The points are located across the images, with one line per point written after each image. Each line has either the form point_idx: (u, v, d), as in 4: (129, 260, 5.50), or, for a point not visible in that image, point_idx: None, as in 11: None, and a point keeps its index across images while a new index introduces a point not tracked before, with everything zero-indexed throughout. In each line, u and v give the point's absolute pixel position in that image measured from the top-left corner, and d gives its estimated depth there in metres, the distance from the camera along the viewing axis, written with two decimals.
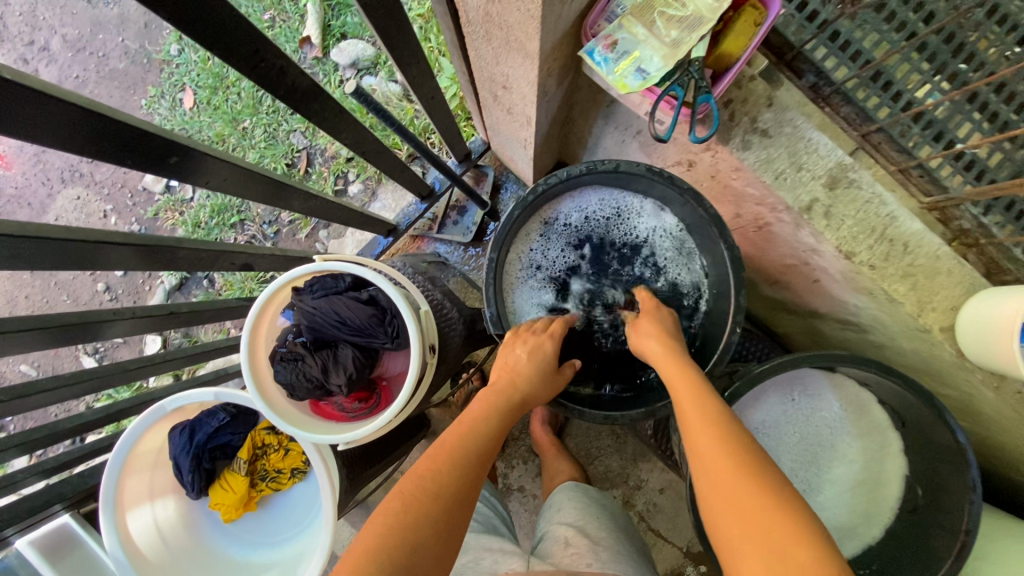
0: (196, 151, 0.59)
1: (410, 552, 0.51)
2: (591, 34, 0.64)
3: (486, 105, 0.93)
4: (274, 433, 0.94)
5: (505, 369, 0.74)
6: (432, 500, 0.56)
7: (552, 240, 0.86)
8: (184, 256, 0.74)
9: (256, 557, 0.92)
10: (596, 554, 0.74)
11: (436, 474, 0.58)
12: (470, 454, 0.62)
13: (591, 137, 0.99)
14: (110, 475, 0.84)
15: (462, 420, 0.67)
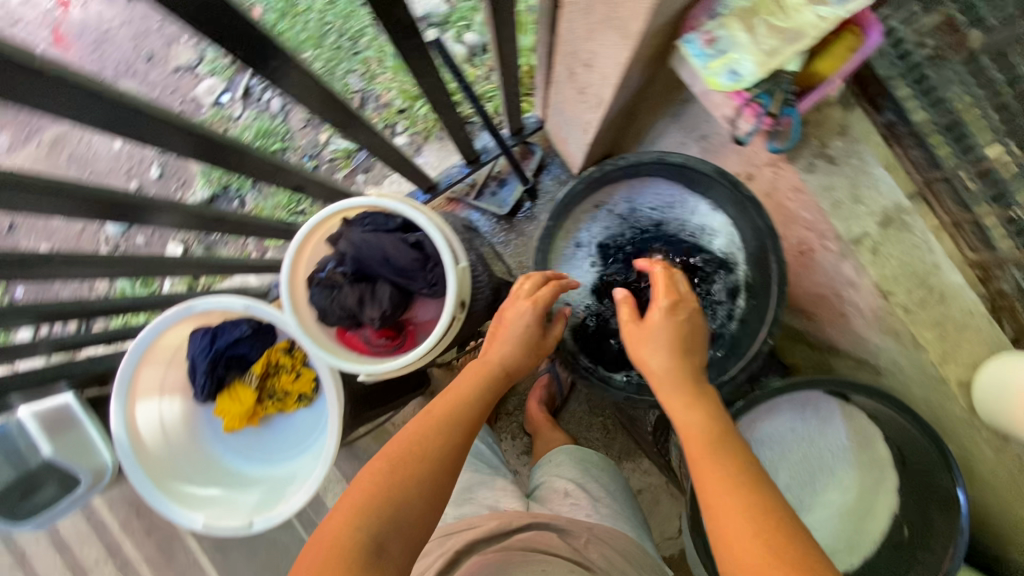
0: (292, 60, 0.60)
1: (398, 511, 0.57)
2: (690, 26, 0.65)
3: (558, 83, 0.95)
4: (289, 355, 0.96)
5: (495, 337, 0.73)
6: (417, 461, 0.60)
7: (604, 220, 0.88)
8: (251, 162, 0.76)
9: (247, 471, 0.95)
10: (595, 508, 0.88)
11: (423, 440, 0.62)
12: (459, 419, 0.65)
13: (651, 135, 1.00)
14: (128, 361, 0.86)
15: (455, 387, 0.69)
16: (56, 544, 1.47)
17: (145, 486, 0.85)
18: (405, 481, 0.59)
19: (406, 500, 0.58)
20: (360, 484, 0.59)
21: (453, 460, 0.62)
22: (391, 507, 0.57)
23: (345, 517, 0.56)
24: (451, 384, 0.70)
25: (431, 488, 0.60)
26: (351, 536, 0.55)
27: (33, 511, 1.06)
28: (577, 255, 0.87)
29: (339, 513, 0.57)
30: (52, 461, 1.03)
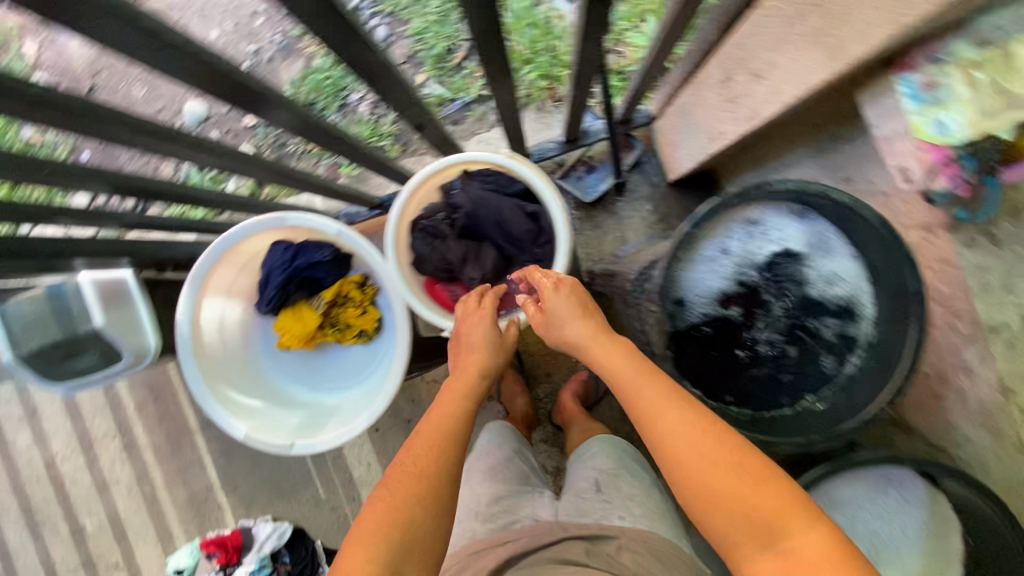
0: None
1: (408, 529, 0.62)
2: (906, 65, 0.66)
3: (699, 85, 0.91)
4: (360, 290, 0.95)
5: (466, 348, 0.81)
6: (418, 480, 0.65)
7: (755, 241, 0.88)
8: (397, 93, 0.72)
9: (293, 392, 0.95)
10: (628, 509, 0.87)
11: (418, 460, 0.68)
12: (449, 433, 0.71)
13: (776, 161, 0.97)
14: (209, 258, 0.85)
15: (440, 404, 0.75)
16: (68, 408, 1.49)
17: (197, 384, 0.85)
18: (407, 500, 0.64)
19: (413, 517, 0.63)
20: (372, 511, 0.64)
21: (449, 467, 0.68)
22: (403, 524, 0.62)
23: (364, 543, 0.61)
24: (437, 400, 0.76)
25: (437, 500, 0.65)
26: (371, 562, 0.59)
27: (68, 378, 1.04)
28: (713, 263, 0.90)
29: (356, 539, 0.62)
30: (99, 331, 1.02)
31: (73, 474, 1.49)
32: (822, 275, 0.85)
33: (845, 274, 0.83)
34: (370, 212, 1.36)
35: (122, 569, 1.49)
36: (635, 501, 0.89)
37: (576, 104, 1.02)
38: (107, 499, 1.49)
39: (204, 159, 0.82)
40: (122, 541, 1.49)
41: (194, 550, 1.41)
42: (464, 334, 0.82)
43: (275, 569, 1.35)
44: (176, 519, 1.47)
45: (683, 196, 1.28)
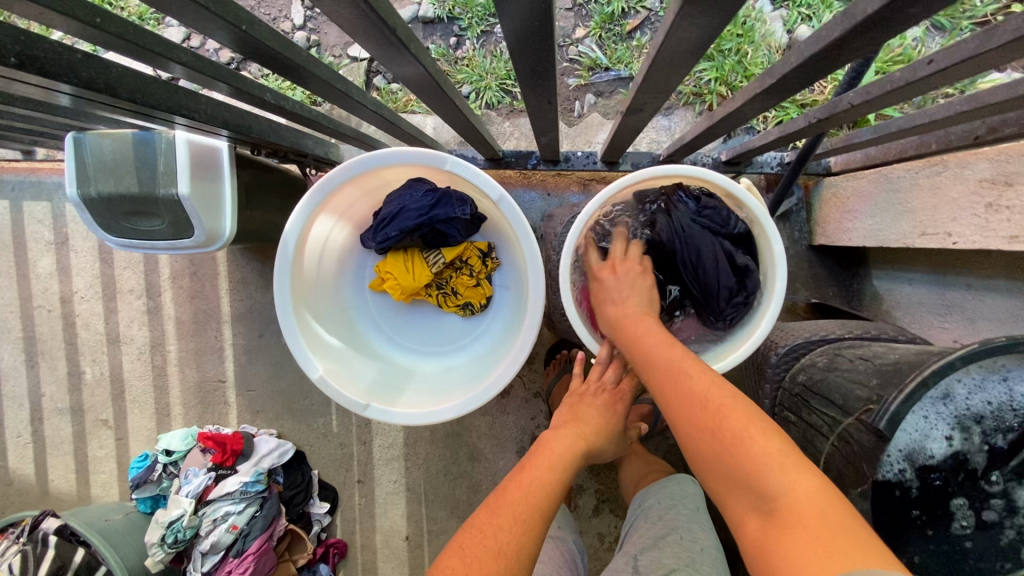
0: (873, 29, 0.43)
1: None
2: None
3: (942, 170, 0.77)
4: (482, 260, 0.84)
5: (575, 416, 0.74)
6: (496, 559, 0.54)
7: (1011, 391, 0.52)
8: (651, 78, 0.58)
9: (369, 337, 0.87)
10: None
11: (498, 531, 0.57)
12: (538, 505, 0.61)
13: (977, 283, 0.84)
14: (343, 176, 0.73)
15: (530, 466, 0.66)
16: (101, 251, 1.39)
17: (284, 308, 0.74)
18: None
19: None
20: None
21: (533, 551, 0.57)
22: None
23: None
24: (525, 463, 0.66)
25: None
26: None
27: (132, 236, 0.95)
28: (927, 404, 0.53)
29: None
30: (177, 201, 0.91)
31: (87, 319, 1.41)
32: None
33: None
34: (484, 162, 1.19)
35: (110, 429, 1.43)
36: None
37: (796, 135, 0.82)
38: (115, 355, 1.41)
39: (407, 67, 0.60)
40: (117, 402, 1.42)
41: (189, 437, 1.34)
42: (576, 408, 0.75)
43: (268, 487, 1.26)
44: (179, 399, 1.40)
45: (817, 261, 1.13)
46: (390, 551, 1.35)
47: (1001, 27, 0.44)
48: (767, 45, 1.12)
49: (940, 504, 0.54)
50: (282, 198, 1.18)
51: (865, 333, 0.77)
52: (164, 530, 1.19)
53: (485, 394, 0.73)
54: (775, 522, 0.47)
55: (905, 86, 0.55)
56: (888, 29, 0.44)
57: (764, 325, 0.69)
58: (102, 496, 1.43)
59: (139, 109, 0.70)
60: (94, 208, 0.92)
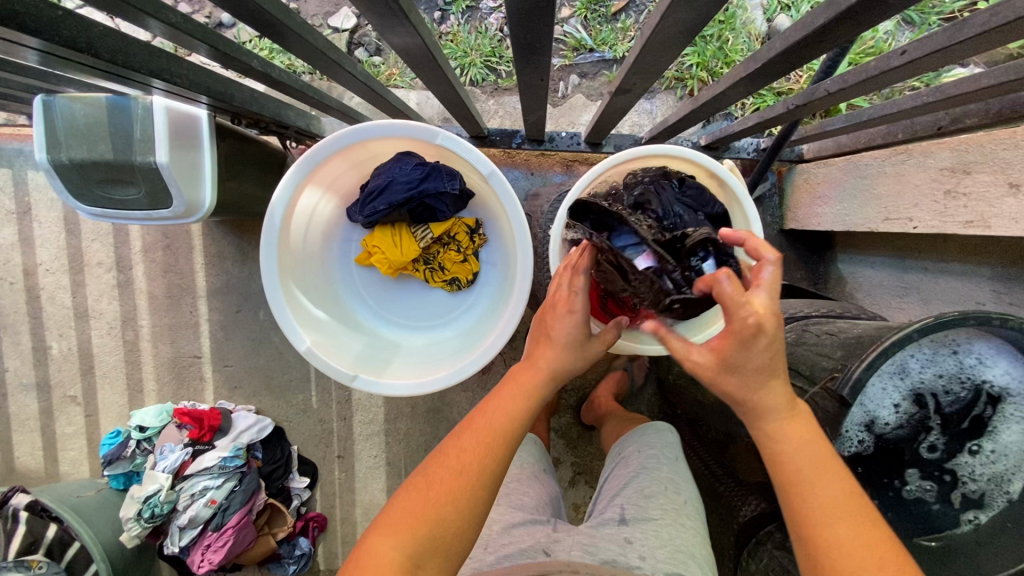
0: (856, 16, 0.46)
1: (434, 526, 0.54)
2: None
3: (907, 158, 0.82)
4: (469, 235, 0.85)
5: (547, 336, 0.64)
6: (457, 475, 0.56)
7: (954, 361, 0.60)
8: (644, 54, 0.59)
9: (354, 312, 0.87)
10: (651, 549, 0.71)
11: (463, 452, 0.57)
12: (504, 430, 0.59)
13: (932, 266, 0.89)
14: (333, 146, 0.72)
15: (507, 391, 0.61)
16: (67, 222, 1.34)
17: (271, 279, 0.74)
18: (442, 498, 0.55)
19: (442, 515, 0.54)
20: (406, 503, 0.55)
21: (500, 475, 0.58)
22: (426, 524, 0.54)
23: (392, 539, 0.53)
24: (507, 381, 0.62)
25: (476, 499, 0.56)
26: (392, 558, 0.52)
27: (107, 205, 0.92)
28: (884, 378, 0.60)
29: (384, 532, 0.54)
30: (156, 169, 0.89)
31: (52, 292, 1.37)
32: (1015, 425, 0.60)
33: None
34: (469, 140, 1.19)
35: (79, 405, 1.39)
36: (658, 534, 0.74)
37: (774, 121, 0.84)
38: (83, 329, 1.37)
39: (404, 36, 0.60)
40: (86, 377, 1.39)
41: (163, 414, 1.32)
42: (549, 326, 0.64)
43: (247, 462, 1.26)
44: (152, 375, 1.38)
45: (788, 245, 1.17)
46: (370, 524, 1.36)
47: (971, 21, 0.47)
48: (747, 32, 1.14)
49: (894, 459, 0.62)
50: (260, 171, 1.16)
51: (831, 311, 0.82)
52: (141, 505, 1.17)
53: (472, 366, 0.75)
54: None
55: (879, 75, 0.58)
56: (869, 17, 0.46)
57: None
58: (72, 473, 1.40)
59: (112, 69, 0.67)
60: (66, 175, 0.89)
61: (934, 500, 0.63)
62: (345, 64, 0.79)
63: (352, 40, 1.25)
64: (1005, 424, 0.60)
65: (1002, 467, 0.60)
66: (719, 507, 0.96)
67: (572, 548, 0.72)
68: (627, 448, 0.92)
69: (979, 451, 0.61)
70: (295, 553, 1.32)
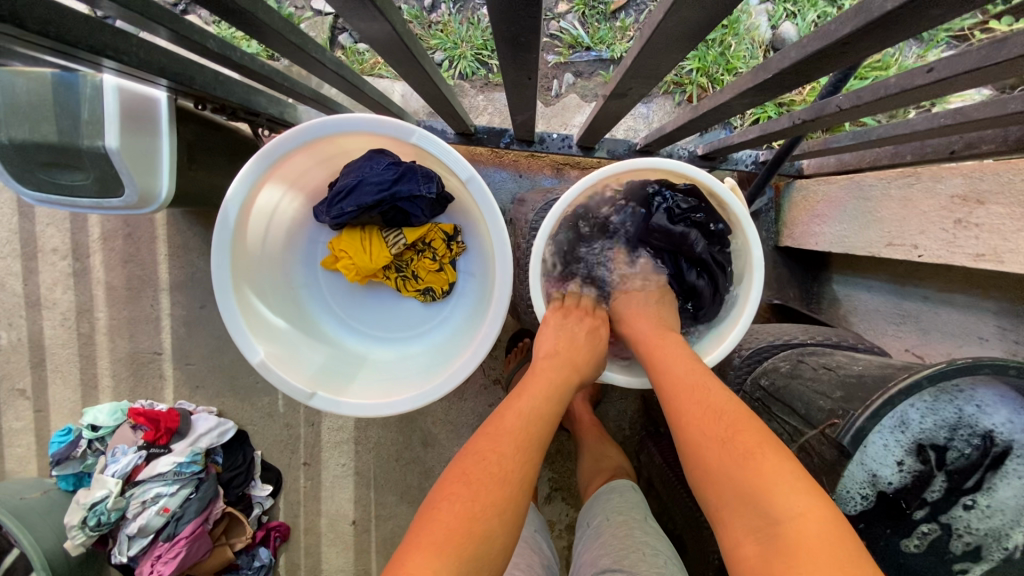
0: (888, 30, 0.41)
1: (481, 542, 0.50)
2: None
3: (915, 183, 0.77)
4: (446, 243, 0.79)
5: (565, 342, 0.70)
6: (500, 486, 0.54)
7: (956, 412, 0.58)
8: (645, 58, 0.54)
9: (319, 320, 0.81)
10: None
11: (502, 455, 0.56)
12: (541, 437, 0.59)
13: (934, 293, 0.85)
14: (297, 138, 0.65)
15: (532, 395, 0.63)
16: (21, 204, 1.25)
17: (222, 283, 0.67)
18: (488, 509, 0.52)
19: (490, 530, 0.51)
20: (445, 516, 0.51)
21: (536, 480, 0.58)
22: (477, 540, 0.49)
23: (441, 554, 0.48)
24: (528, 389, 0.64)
25: (514, 509, 0.53)
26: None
27: (50, 190, 0.84)
28: (885, 433, 0.59)
29: (425, 550, 0.48)
30: (104, 155, 0.81)
31: (2, 278, 1.28)
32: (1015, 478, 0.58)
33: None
34: (455, 137, 1.12)
35: (28, 399, 1.31)
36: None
37: (777, 135, 0.79)
38: (35, 319, 1.29)
39: (377, 25, 0.54)
40: (37, 370, 1.30)
41: (118, 412, 1.24)
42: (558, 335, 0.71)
43: (205, 468, 1.19)
44: (108, 371, 1.29)
45: (782, 262, 1.13)
46: (335, 535, 1.30)
47: (1009, 40, 0.42)
48: (750, 39, 1.09)
49: (895, 514, 0.60)
50: (229, 160, 1.08)
51: (826, 339, 0.77)
52: (87, 512, 1.10)
53: (443, 387, 0.69)
54: (778, 550, 0.44)
55: (899, 94, 0.52)
56: (902, 29, 0.40)
57: (725, 346, 0.69)
58: (18, 471, 1.32)
59: (51, 45, 0.61)
60: (7, 156, 0.80)
61: (930, 554, 0.61)
62: (317, 53, 0.73)
63: (334, 25, 1.17)
64: (1003, 475, 0.58)
65: (1000, 522, 0.59)
66: (702, 535, 0.92)
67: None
68: (597, 511, 0.84)
69: (976, 504, 0.59)
70: (254, 564, 1.25)
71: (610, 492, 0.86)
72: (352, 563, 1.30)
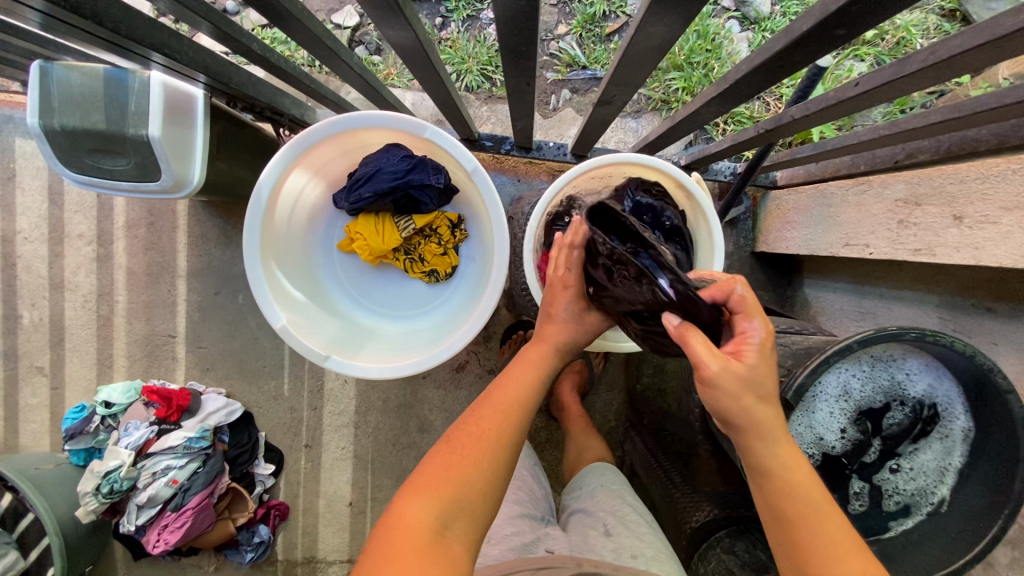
0: (820, 44, 0.51)
1: (461, 487, 0.55)
2: None
3: (867, 189, 0.87)
4: (451, 230, 0.88)
5: (550, 312, 0.70)
6: (486, 443, 0.59)
7: (888, 379, 0.65)
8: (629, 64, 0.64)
9: (333, 295, 0.89)
10: (638, 549, 0.69)
11: (487, 417, 0.61)
12: (523, 400, 0.63)
13: (887, 290, 0.94)
14: (325, 130, 0.75)
15: (521, 371, 0.66)
16: (51, 192, 1.34)
17: (253, 254, 0.76)
18: (470, 457, 0.57)
19: (467, 477, 0.56)
20: (436, 463, 0.57)
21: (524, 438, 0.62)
22: (457, 480, 0.55)
23: (424, 498, 0.54)
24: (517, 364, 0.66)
25: (498, 460, 0.58)
26: (426, 516, 0.53)
27: (94, 174, 0.93)
28: (830, 402, 0.66)
29: (412, 496, 0.55)
30: (147, 142, 0.90)
31: (29, 261, 1.36)
32: (934, 439, 0.67)
33: (955, 450, 0.66)
34: (460, 142, 1.22)
35: (45, 376, 1.38)
36: (640, 535, 0.72)
37: (746, 144, 0.89)
38: (57, 300, 1.37)
39: (403, 32, 0.64)
40: (56, 349, 1.37)
41: (132, 391, 1.31)
42: (550, 306, 0.71)
43: (212, 444, 1.25)
44: (124, 351, 1.37)
45: (758, 267, 1.21)
46: (332, 515, 1.36)
47: (912, 59, 0.54)
48: (732, 62, 1.20)
49: (836, 473, 0.68)
50: (252, 155, 1.17)
51: (788, 326, 0.86)
52: (100, 479, 1.17)
53: (446, 353, 0.77)
54: None
55: (837, 104, 0.64)
56: (823, 45, 0.52)
57: None
58: (31, 446, 1.38)
59: (111, 38, 0.71)
60: (56, 141, 0.89)
61: (865, 513, 0.69)
62: (343, 57, 0.83)
63: (353, 38, 1.28)
64: (927, 436, 0.66)
65: (922, 481, 0.67)
66: (673, 509, 0.98)
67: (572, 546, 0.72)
68: (586, 477, 0.89)
69: (901, 467, 0.67)
70: (254, 540, 1.31)
71: (603, 468, 0.90)
72: (348, 543, 1.35)
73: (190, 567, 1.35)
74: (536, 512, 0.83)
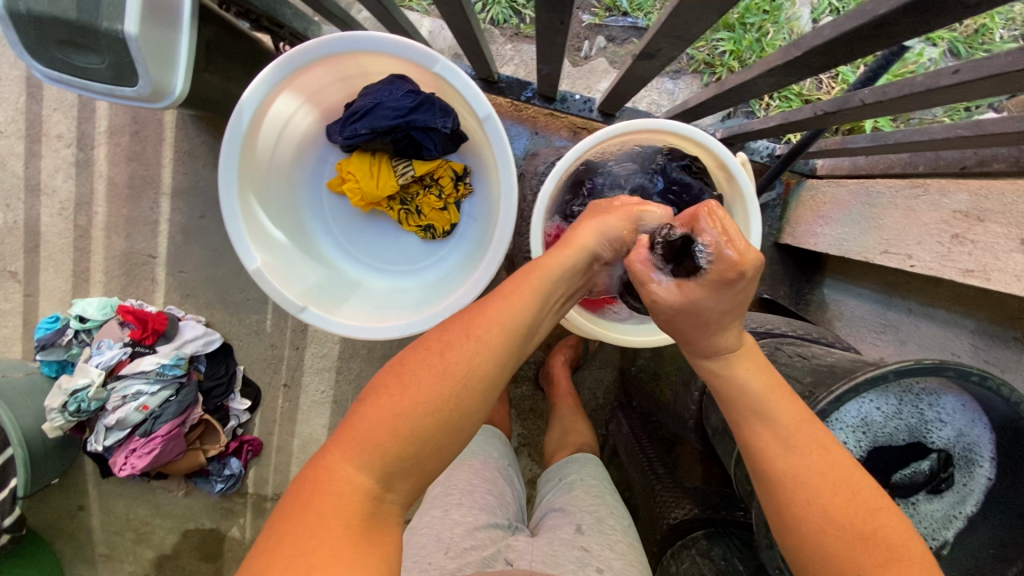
0: (938, 14, 0.41)
1: (405, 444, 0.47)
2: None
3: (921, 193, 0.77)
4: (454, 182, 0.80)
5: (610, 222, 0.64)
6: (439, 380, 0.48)
7: (912, 416, 0.60)
8: (691, 10, 0.53)
9: (315, 237, 0.82)
10: (608, 561, 0.65)
11: (446, 350, 0.49)
12: (507, 326, 0.51)
13: (920, 304, 0.87)
14: (323, 46, 0.65)
15: (514, 290, 0.53)
16: (30, 84, 1.24)
17: (228, 186, 0.67)
18: (414, 403, 0.47)
19: (414, 427, 0.47)
20: (371, 411, 0.47)
21: (496, 385, 0.51)
22: (402, 430, 0.46)
23: (355, 454, 0.46)
24: (516, 280, 0.53)
25: (465, 402, 0.48)
26: (358, 480, 0.46)
27: (64, 71, 0.82)
28: (845, 430, 0.60)
29: (340, 446, 0.47)
30: (122, 40, 0.79)
31: (4, 157, 1.27)
32: (948, 490, 0.62)
33: (968, 501, 0.61)
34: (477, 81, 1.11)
35: (18, 282, 1.32)
36: (613, 546, 0.67)
37: (795, 125, 0.79)
38: (33, 204, 1.28)
39: None
40: (30, 255, 1.31)
41: (107, 308, 1.24)
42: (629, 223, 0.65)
43: (187, 373, 1.21)
44: (101, 266, 1.30)
45: (779, 260, 1.10)
46: (305, 457, 1.33)
47: None
48: (789, 28, 1.06)
49: None
50: (246, 69, 1.06)
51: (806, 333, 0.79)
52: (67, 397, 1.13)
53: (426, 322, 0.70)
54: None
55: (923, 92, 0.54)
56: (937, 15, 0.42)
57: None
58: (3, 350, 1.34)
59: None
60: (22, 26, 0.78)
61: None
62: None
63: None
64: (944, 483, 0.61)
65: (923, 530, 0.62)
66: (653, 501, 0.93)
67: (535, 557, 0.65)
68: (568, 471, 0.84)
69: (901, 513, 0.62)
70: (224, 472, 1.30)
71: (586, 459, 0.86)
72: None
73: (159, 489, 1.35)
74: (503, 519, 0.75)
